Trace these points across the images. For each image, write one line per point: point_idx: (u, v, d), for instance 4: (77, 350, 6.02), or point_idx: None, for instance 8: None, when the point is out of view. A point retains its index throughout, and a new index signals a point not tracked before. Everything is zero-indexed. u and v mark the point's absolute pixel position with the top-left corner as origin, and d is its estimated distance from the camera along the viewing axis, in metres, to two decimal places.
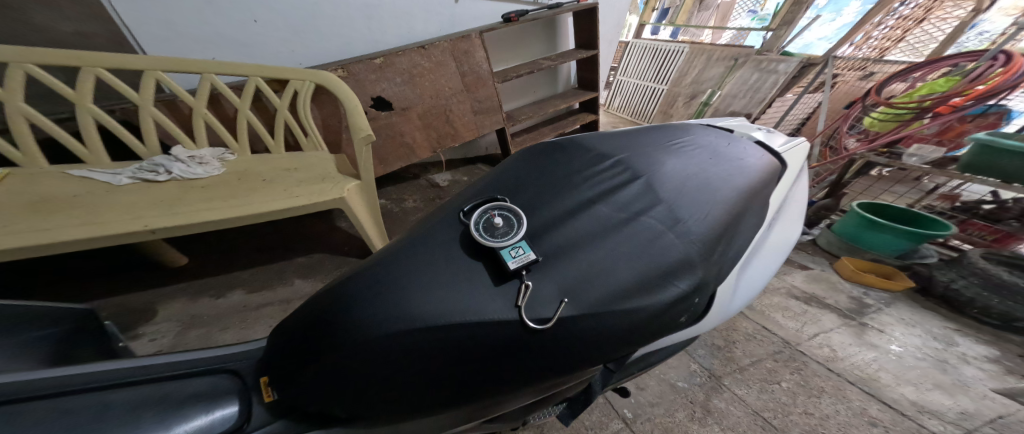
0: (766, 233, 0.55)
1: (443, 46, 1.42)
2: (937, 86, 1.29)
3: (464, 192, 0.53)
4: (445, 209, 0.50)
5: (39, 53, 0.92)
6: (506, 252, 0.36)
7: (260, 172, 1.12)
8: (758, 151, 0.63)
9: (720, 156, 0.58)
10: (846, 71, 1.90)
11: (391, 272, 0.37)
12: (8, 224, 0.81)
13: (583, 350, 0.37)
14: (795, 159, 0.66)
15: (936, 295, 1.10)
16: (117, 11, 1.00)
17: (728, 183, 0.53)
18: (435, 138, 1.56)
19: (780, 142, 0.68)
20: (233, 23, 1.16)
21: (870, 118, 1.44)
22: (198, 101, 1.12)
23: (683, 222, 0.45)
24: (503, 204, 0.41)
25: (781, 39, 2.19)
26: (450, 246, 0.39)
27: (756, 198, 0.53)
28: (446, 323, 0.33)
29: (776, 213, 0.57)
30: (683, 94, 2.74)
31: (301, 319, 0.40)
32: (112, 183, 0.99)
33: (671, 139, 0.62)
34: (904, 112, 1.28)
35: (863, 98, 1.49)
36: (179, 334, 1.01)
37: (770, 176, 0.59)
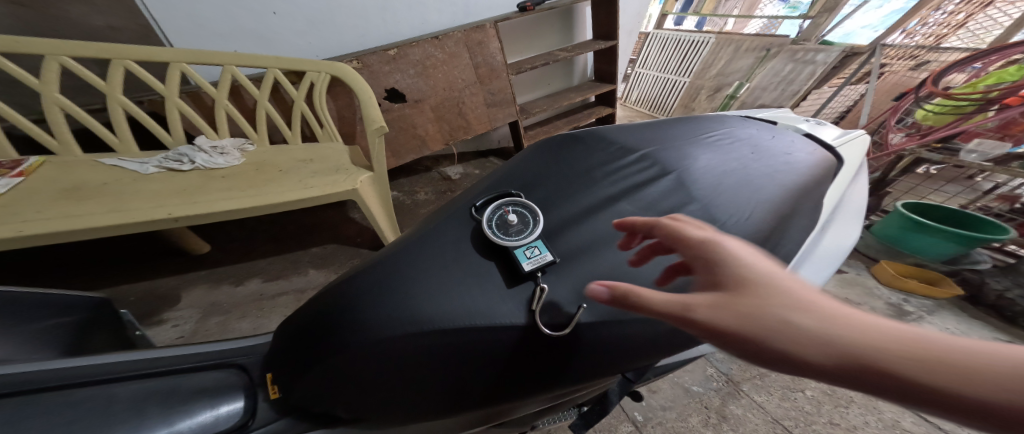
0: (817, 237, 0.51)
1: (457, 37, 1.39)
2: (1008, 73, 1.14)
3: (483, 181, 0.52)
4: (456, 202, 0.49)
5: (71, 45, 0.95)
6: (521, 252, 0.35)
7: (277, 163, 1.14)
8: (808, 144, 0.58)
9: (763, 149, 0.54)
10: (895, 60, 1.67)
11: (402, 270, 0.37)
12: (45, 210, 0.85)
13: (603, 359, 0.35)
14: (850, 154, 0.61)
15: (984, 304, 1.02)
16: (146, 5, 1.02)
17: (773, 180, 0.49)
18: (447, 130, 1.55)
19: (832, 135, 0.63)
20: (254, 15, 1.17)
21: (923, 111, 1.30)
22: (219, 93, 1.13)
23: (721, 223, 0.42)
24: (516, 200, 0.39)
25: (820, 28, 1.99)
26: (460, 243, 0.38)
27: (806, 198, 0.49)
28: (458, 326, 0.32)
29: (829, 216, 0.53)
30: (707, 87, 2.63)
31: (315, 311, 0.40)
32: (139, 172, 1.02)
33: (708, 130, 0.58)
34: (965, 104, 1.15)
35: (916, 89, 1.36)
36: (200, 320, 1.05)
37: (823, 173, 0.54)
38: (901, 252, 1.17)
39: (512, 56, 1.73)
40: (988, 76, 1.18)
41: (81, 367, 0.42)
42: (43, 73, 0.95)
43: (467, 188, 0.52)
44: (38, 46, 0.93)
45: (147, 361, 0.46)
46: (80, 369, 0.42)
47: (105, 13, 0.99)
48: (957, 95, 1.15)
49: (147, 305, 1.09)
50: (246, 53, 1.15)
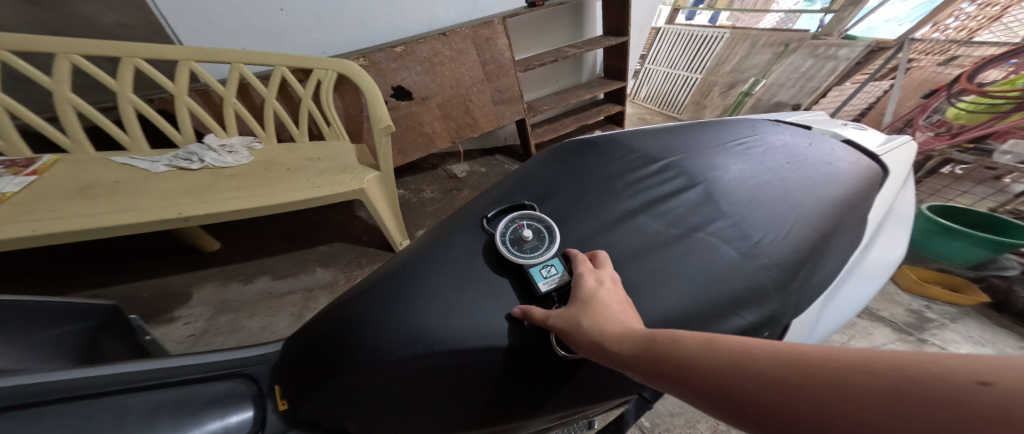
0: (862, 256, 0.48)
1: (464, 33, 1.36)
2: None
3: (508, 182, 0.51)
4: (467, 209, 0.49)
5: (83, 44, 0.96)
6: (537, 271, 0.36)
7: (285, 162, 1.14)
8: (850, 152, 0.57)
9: (800, 159, 0.53)
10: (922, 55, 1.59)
11: (421, 285, 0.38)
12: (60, 208, 0.87)
13: (611, 378, 0.37)
14: (896, 162, 0.59)
15: (1011, 311, 0.99)
16: (156, 3, 1.02)
17: (811, 193, 0.48)
18: (454, 128, 1.54)
19: (875, 142, 0.61)
20: (261, 12, 1.16)
21: (954, 109, 1.26)
22: (228, 91, 1.13)
23: (754, 241, 0.42)
24: (530, 214, 0.41)
25: (843, 22, 1.90)
26: (473, 257, 0.40)
27: (849, 213, 0.48)
28: (472, 346, 0.34)
29: (875, 232, 0.50)
30: (720, 83, 2.60)
31: (336, 321, 0.40)
32: (150, 171, 1.03)
33: (739, 136, 0.57)
34: (1001, 102, 1.11)
35: (948, 86, 1.32)
36: (211, 318, 1.07)
37: (869, 184, 0.52)
38: (923, 257, 1.15)
39: (520, 53, 1.71)
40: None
41: (94, 376, 0.43)
42: (55, 72, 0.96)
43: (494, 189, 0.51)
44: (50, 44, 0.94)
45: (159, 370, 0.47)
46: (94, 379, 0.42)
47: (117, 11, 0.99)
48: (991, 93, 1.13)
49: (159, 302, 1.11)
50: (254, 50, 1.15)
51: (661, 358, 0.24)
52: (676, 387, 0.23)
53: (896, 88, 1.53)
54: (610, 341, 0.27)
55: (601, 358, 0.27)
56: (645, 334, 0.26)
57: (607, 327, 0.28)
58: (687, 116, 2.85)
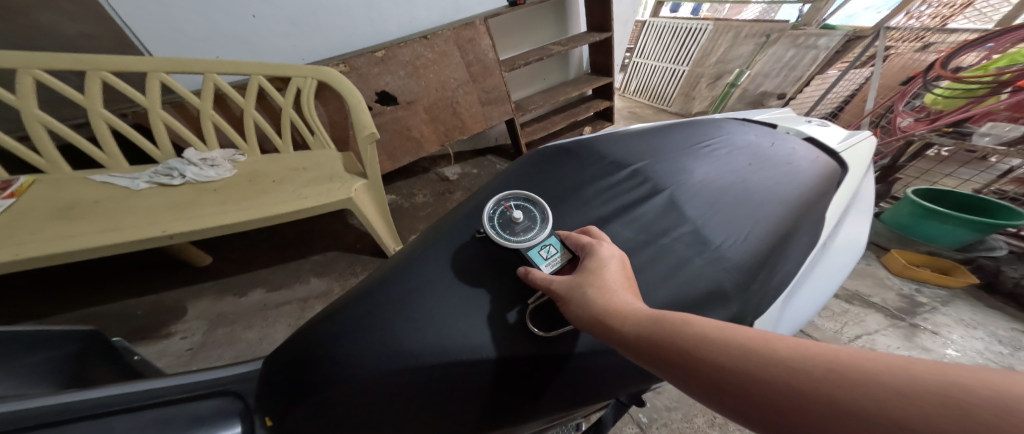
0: (820, 252, 0.48)
1: (446, 35, 1.35)
2: (1021, 55, 1.09)
3: (481, 195, 0.53)
4: (437, 227, 0.50)
5: (44, 58, 0.92)
6: (537, 254, 0.39)
7: (270, 173, 1.12)
8: (810, 150, 0.57)
9: (763, 159, 0.53)
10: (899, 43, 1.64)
11: (389, 301, 0.40)
12: (37, 231, 0.84)
13: (577, 387, 0.38)
14: (857, 157, 0.60)
15: (1001, 292, 1.00)
16: (116, 11, 0.99)
17: (772, 195, 0.48)
18: (442, 131, 1.52)
19: (838, 138, 0.62)
20: (232, 19, 1.13)
21: (931, 95, 1.26)
22: (204, 102, 1.11)
23: (715, 247, 0.42)
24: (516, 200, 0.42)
25: (821, 12, 1.91)
26: (443, 270, 0.42)
27: (809, 212, 0.48)
28: (432, 363, 0.35)
29: (835, 230, 0.50)
30: (708, 74, 2.49)
31: (308, 349, 0.40)
32: (130, 188, 1.00)
33: (707, 138, 0.57)
34: (976, 87, 1.09)
35: (924, 72, 1.30)
36: (207, 331, 1.06)
37: (827, 183, 0.52)
38: (911, 240, 1.15)
39: (505, 52, 1.69)
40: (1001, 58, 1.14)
41: (75, 400, 0.41)
42: (18, 89, 0.93)
43: (466, 203, 0.53)
44: (11, 59, 0.91)
45: (143, 391, 0.46)
46: (74, 403, 0.41)
47: (77, 20, 0.95)
48: (968, 79, 1.09)
49: (151, 318, 1.09)
50: (228, 60, 1.13)
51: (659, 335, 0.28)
52: (675, 364, 0.26)
53: (873, 77, 1.54)
54: (617, 321, 0.30)
55: (600, 332, 0.30)
56: (649, 314, 0.30)
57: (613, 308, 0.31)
58: (676, 109, 2.75)
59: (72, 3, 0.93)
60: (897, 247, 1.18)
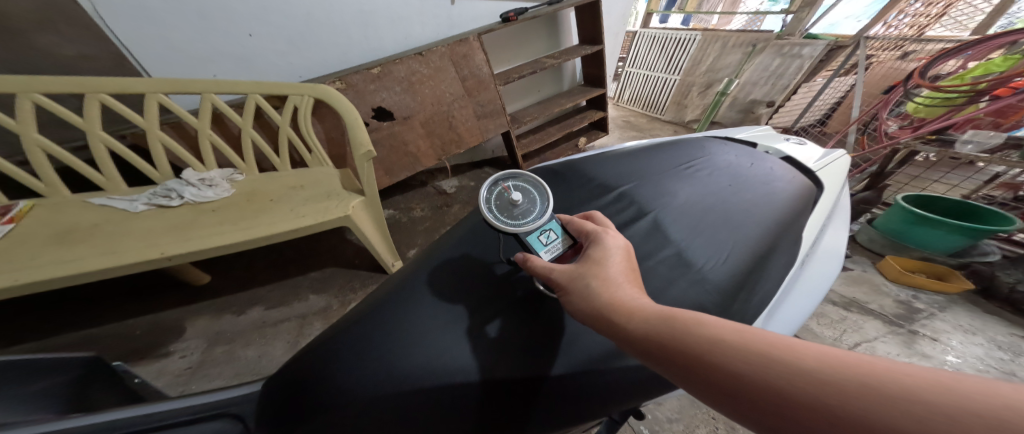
0: (798, 270, 0.49)
1: (441, 51, 1.38)
2: (993, 66, 1.18)
3: (472, 222, 0.58)
4: (429, 254, 0.53)
5: (43, 82, 0.94)
6: (537, 235, 0.46)
7: (268, 192, 1.12)
8: (787, 169, 0.59)
9: (742, 180, 0.55)
10: (880, 51, 1.74)
11: (385, 326, 0.42)
12: (36, 255, 0.84)
13: (562, 410, 0.39)
14: (831, 176, 0.62)
15: (998, 298, 1.01)
16: (117, 35, 1.00)
17: (751, 216, 0.49)
18: (439, 145, 1.54)
19: (813, 158, 0.65)
20: (229, 38, 1.15)
21: (914, 103, 1.35)
22: (201, 122, 1.12)
23: (697, 269, 0.43)
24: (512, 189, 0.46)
25: (805, 21, 2.00)
26: (434, 297, 0.45)
27: (786, 233, 0.49)
28: (422, 386, 0.37)
29: (812, 249, 0.51)
30: (697, 83, 2.52)
31: (299, 376, 0.40)
32: (129, 210, 1.01)
33: (690, 158, 0.59)
34: (955, 96, 1.17)
35: (903, 82, 1.34)
36: (206, 350, 1.05)
37: (802, 204, 0.54)
38: (905, 247, 1.15)
39: (500, 66, 1.73)
40: (974, 69, 1.23)
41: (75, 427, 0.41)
42: (19, 114, 0.94)
43: (453, 231, 0.58)
44: (11, 85, 0.92)
45: (141, 416, 0.45)
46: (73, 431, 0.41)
47: (76, 41, 0.97)
48: (945, 89, 1.17)
49: (148, 339, 1.08)
50: (225, 80, 1.14)
51: (664, 329, 0.31)
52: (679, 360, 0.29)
53: (857, 84, 1.57)
54: (630, 319, 0.33)
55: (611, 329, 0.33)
56: (654, 308, 0.33)
57: (623, 307, 0.34)
58: (672, 117, 2.81)
59: (70, 26, 0.94)
60: (891, 254, 1.18)
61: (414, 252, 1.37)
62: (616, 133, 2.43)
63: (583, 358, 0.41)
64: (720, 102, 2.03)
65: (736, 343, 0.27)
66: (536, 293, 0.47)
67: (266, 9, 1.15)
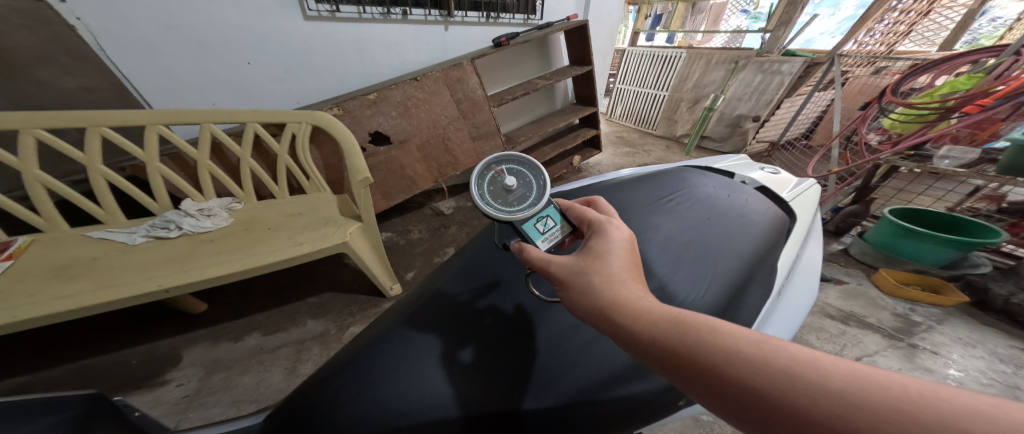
0: (775, 300, 0.50)
1: (436, 76, 1.42)
2: (959, 82, 1.22)
3: (467, 257, 0.60)
4: (423, 291, 0.55)
5: (43, 118, 0.94)
6: (533, 225, 0.53)
7: (266, 220, 1.13)
8: (762, 201, 0.61)
9: (719, 211, 0.56)
10: (855, 68, 1.84)
11: (378, 363, 0.42)
12: (34, 292, 0.84)
13: None
14: (804, 206, 0.66)
15: (994, 309, 1.05)
16: (117, 65, 1.01)
17: (729, 249, 0.50)
18: (435, 168, 1.57)
19: (786, 188, 0.69)
20: (228, 67, 1.17)
21: (889, 119, 1.36)
22: (201, 153, 1.14)
23: (677, 303, 0.44)
24: (502, 179, 0.54)
25: (782, 40, 2.09)
26: (428, 333, 0.45)
27: (762, 264, 0.50)
28: (413, 424, 0.37)
29: (787, 278, 0.53)
30: (686, 99, 2.57)
31: (283, 414, 0.40)
32: (127, 243, 1.01)
33: (670, 191, 0.61)
34: (927, 113, 1.19)
35: (878, 98, 1.42)
36: (203, 378, 1.03)
37: (778, 234, 0.56)
38: (899, 260, 1.18)
39: (493, 88, 1.77)
40: (942, 85, 1.27)
41: None
42: (20, 151, 0.95)
43: (442, 270, 0.60)
44: (13, 121, 0.92)
45: None
46: None
47: (78, 75, 0.97)
48: (917, 106, 1.19)
49: (144, 369, 1.06)
50: (223, 109, 1.16)
51: (674, 334, 0.33)
52: (690, 365, 0.31)
53: (836, 100, 1.63)
54: (641, 324, 0.35)
55: (621, 335, 0.36)
56: (662, 312, 0.35)
57: (634, 313, 0.36)
58: (662, 132, 2.82)
59: (72, 59, 0.95)
60: (885, 266, 1.22)
61: (412, 274, 1.38)
62: (609, 149, 2.47)
63: (568, 391, 0.41)
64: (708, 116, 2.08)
65: (746, 347, 0.29)
66: (513, 324, 0.48)
67: (264, 38, 1.19)
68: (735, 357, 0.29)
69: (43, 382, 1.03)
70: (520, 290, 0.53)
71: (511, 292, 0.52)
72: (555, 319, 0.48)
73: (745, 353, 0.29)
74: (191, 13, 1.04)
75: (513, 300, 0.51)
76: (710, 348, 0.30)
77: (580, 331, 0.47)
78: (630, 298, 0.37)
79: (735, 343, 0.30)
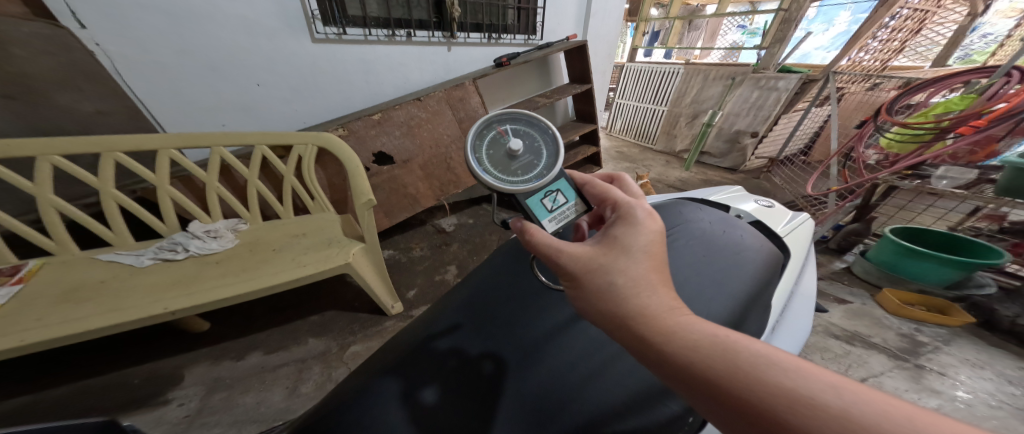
0: (770, 337, 0.50)
1: (438, 96, 1.46)
2: (953, 103, 1.26)
3: (469, 287, 0.60)
4: (422, 323, 0.54)
5: (60, 144, 0.96)
6: (540, 202, 0.57)
7: (271, 241, 1.15)
8: (757, 237, 0.62)
9: (715, 248, 0.57)
10: (850, 84, 1.88)
11: (372, 403, 0.40)
12: (44, 315, 0.85)
13: None
14: (796, 241, 0.67)
15: (1000, 330, 1.04)
16: (133, 90, 1.05)
17: (723, 289, 0.50)
18: (437, 186, 1.59)
19: (780, 223, 0.70)
20: (238, 88, 1.21)
21: (886, 138, 1.40)
22: (210, 175, 1.17)
23: None
24: (496, 147, 0.59)
25: (777, 56, 2.14)
26: (425, 368, 0.44)
27: (756, 303, 0.50)
28: None
29: (780, 315, 0.54)
30: (685, 114, 2.60)
31: None
32: (135, 266, 1.02)
33: (667, 227, 0.62)
34: (922, 133, 1.23)
35: (873, 116, 1.45)
36: (205, 397, 1.03)
37: (772, 272, 0.56)
38: (901, 279, 1.19)
39: (495, 106, 1.82)
40: (936, 105, 1.30)
41: None
42: (36, 177, 0.97)
43: (433, 311, 0.59)
44: (28, 148, 0.94)
45: None
46: None
47: (94, 99, 1.00)
48: (913, 126, 1.23)
49: (146, 388, 1.06)
50: (233, 132, 1.20)
51: (721, 362, 0.32)
52: (723, 394, 0.32)
53: (833, 117, 1.66)
54: (676, 344, 0.35)
55: (649, 350, 0.37)
56: (704, 335, 0.35)
57: (669, 332, 0.36)
58: (661, 147, 2.84)
59: (89, 83, 0.98)
60: (889, 286, 1.22)
61: (414, 293, 1.39)
62: (609, 163, 2.50)
63: (570, 427, 0.39)
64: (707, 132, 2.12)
65: (813, 387, 0.29)
66: (518, 355, 0.47)
67: (273, 60, 1.23)
68: (800, 398, 0.29)
69: (45, 402, 1.02)
70: (520, 319, 0.52)
71: (485, 335, 0.50)
72: (557, 353, 0.47)
73: (811, 394, 0.29)
74: (206, 39, 1.09)
75: (495, 333, 0.50)
76: (769, 385, 0.30)
77: (582, 365, 0.46)
78: (660, 312, 0.38)
79: (797, 382, 0.30)
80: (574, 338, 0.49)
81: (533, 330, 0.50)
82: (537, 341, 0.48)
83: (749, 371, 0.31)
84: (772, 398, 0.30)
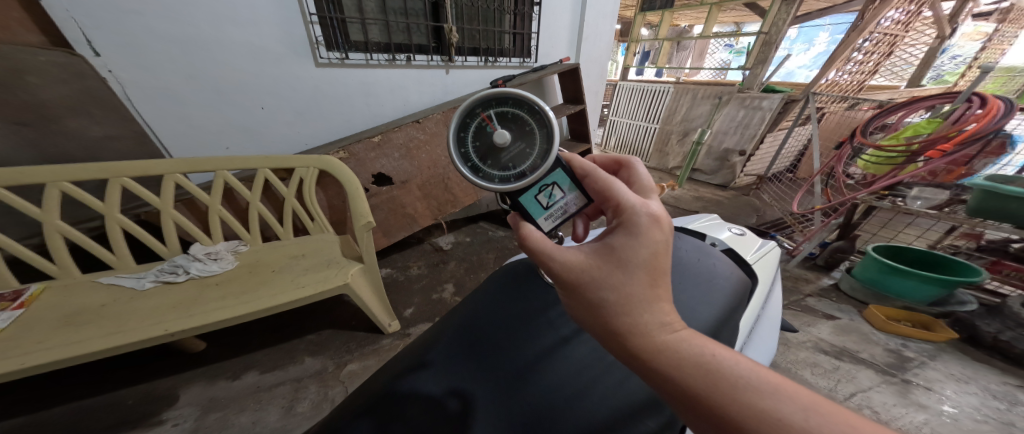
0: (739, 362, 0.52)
1: (437, 119, 1.53)
2: (921, 127, 1.32)
3: (461, 310, 0.62)
4: (411, 349, 0.55)
5: (70, 171, 1.00)
6: (535, 198, 0.60)
7: (270, 262, 1.17)
8: (728, 265, 0.64)
9: (688, 275, 0.59)
10: (829, 104, 1.97)
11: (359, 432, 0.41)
12: (45, 338, 0.86)
13: None
14: (765, 268, 0.70)
15: (984, 345, 1.06)
16: (142, 115, 1.09)
17: (693, 316, 0.52)
18: (435, 206, 1.64)
19: (751, 249, 0.73)
20: (243, 111, 1.26)
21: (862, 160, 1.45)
22: (213, 199, 1.20)
23: None
24: (476, 140, 0.62)
25: (760, 76, 2.22)
26: (411, 395, 0.45)
27: (725, 329, 0.52)
28: None
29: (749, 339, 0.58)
30: (676, 131, 2.68)
31: None
32: (135, 289, 1.04)
33: None
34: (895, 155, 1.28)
35: (849, 138, 1.51)
36: (200, 417, 1.02)
37: (741, 298, 0.58)
38: (887, 296, 1.22)
39: None
40: (906, 129, 1.37)
41: None
42: (45, 203, 1.00)
43: (424, 335, 0.60)
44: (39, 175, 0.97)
45: None
46: None
47: (103, 124, 1.04)
48: (885, 149, 1.28)
49: (140, 410, 1.05)
50: (237, 154, 1.24)
51: (702, 380, 0.34)
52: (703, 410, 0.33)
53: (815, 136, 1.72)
54: (664, 359, 0.37)
55: (638, 364, 0.39)
56: (691, 353, 0.36)
57: (659, 348, 0.38)
58: (654, 164, 2.90)
59: (101, 109, 1.02)
60: (875, 303, 1.24)
61: (411, 311, 1.40)
62: None
63: None
64: (697, 150, 2.18)
65: (792, 410, 0.31)
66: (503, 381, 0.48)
67: (279, 84, 1.29)
68: (779, 422, 0.30)
69: (34, 426, 1.01)
70: (505, 344, 0.54)
71: (470, 361, 0.51)
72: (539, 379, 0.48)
73: (786, 416, 0.30)
74: (215, 65, 1.15)
75: (482, 358, 0.51)
76: (749, 406, 0.31)
77: (561, 391, 0.47)
78: (652, 328, 0.39)
79: (774, 404, 0.31)
80: (556, 363, 0.51)
81: (514, 358, 0.51)
82: (514, 372, 0.49)
83: (730, 390, 0.33)
84: (755, 420, 0.31)
